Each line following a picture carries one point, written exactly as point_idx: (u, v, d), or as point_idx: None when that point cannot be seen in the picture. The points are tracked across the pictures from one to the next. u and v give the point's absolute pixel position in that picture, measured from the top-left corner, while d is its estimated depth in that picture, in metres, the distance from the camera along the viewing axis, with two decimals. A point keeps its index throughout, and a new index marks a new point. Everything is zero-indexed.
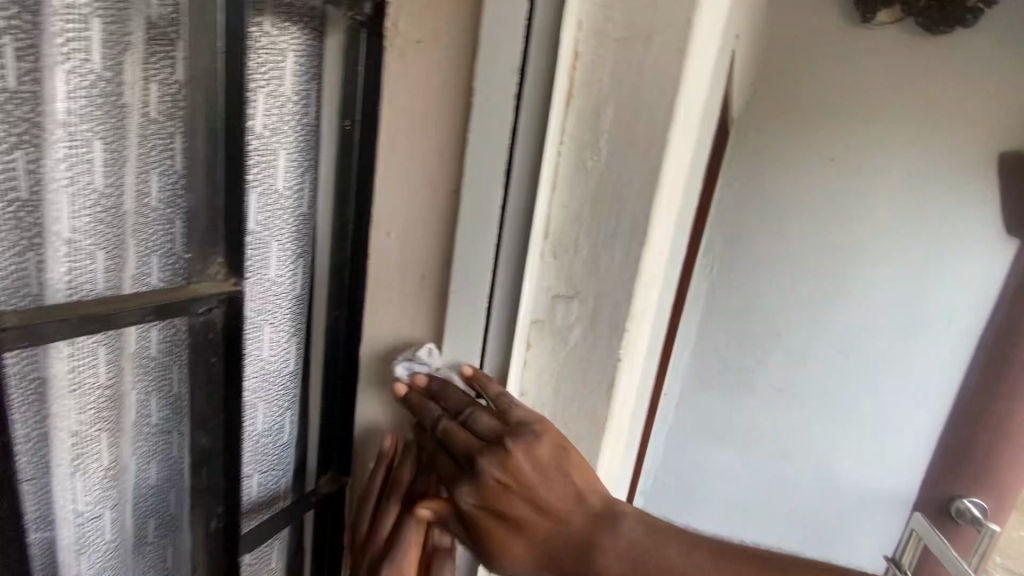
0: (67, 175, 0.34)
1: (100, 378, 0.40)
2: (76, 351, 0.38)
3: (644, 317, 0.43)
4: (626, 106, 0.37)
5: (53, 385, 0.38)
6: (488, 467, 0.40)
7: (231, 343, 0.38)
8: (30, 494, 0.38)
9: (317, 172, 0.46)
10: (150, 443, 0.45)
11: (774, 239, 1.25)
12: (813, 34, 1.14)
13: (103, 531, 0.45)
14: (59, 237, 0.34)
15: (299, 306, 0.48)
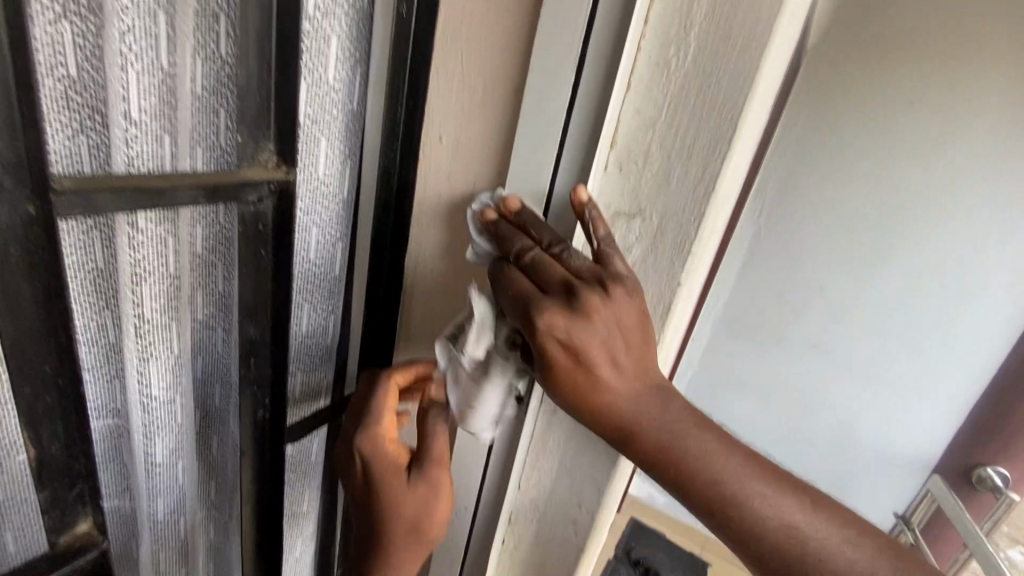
0: (128, 50, 0.32)
1: (163, 268, 0.44)
2: (140, 237, 0.41)
3: (710, 240, 0.40)
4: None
5: (122, 279, 0.41)
6: (586, 294, 0.36)
7: (279, 237, 0.38)
8: (98, 381, 0.43)
9: (369, 65, 0.43)
10: (197, 336, 0.50)
11: (833, 188, 1.16)
12: None
13: (167, 410, 0.50)
14: (122, 120, 0.32)
15: (346, 210, 0.47)
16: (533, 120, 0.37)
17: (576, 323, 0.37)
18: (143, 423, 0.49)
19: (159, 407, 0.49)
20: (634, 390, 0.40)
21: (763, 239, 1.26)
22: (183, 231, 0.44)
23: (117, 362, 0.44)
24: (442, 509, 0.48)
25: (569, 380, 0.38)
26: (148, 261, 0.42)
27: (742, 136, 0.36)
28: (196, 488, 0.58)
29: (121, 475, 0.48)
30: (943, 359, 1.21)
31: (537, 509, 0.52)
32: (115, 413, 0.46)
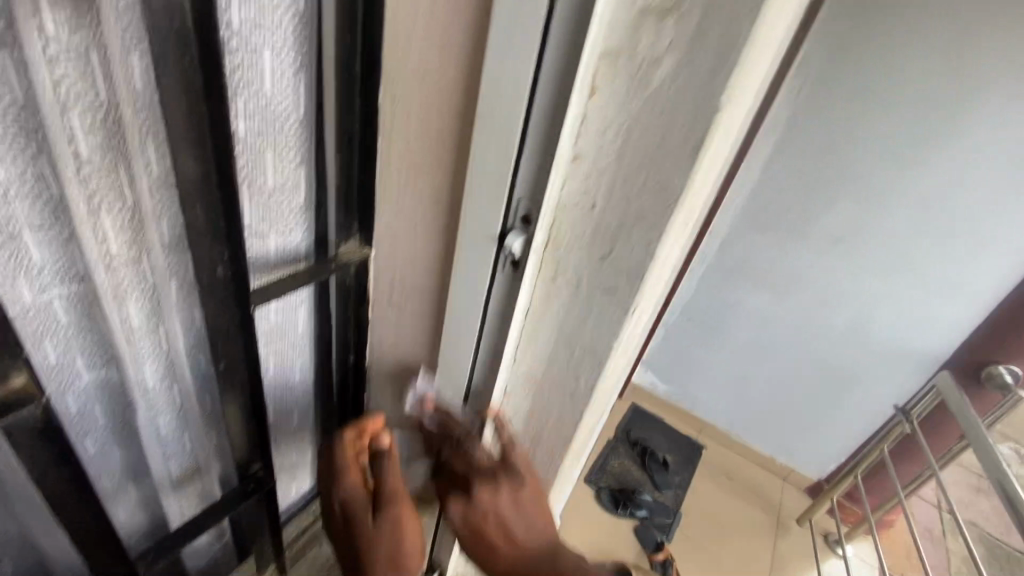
0: None
1: (94, 95, 0.35)
2: (55, 51, 0.32)
3: (767, 58, 0.31)
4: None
5: (43, 108, 0.33)
6: (479, 486, 0.47)
7: (207, 40, 0.30)
8: (42, 237, 0.37)
9: None
10: (165, 194, 0.41)
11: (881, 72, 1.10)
12: None
13: (137, 274, 0.44)
14: None
15: (305, 30, 0.38)
16: None
17: (469, 506, 0.48)
18: (112, 286, 0.43)
19: (125, 265, 0.43)
20: (529, 547, 0.47)
21: (794, 130, 1.23)
22: (113, 50, 0.34)
23: (61, 216, 0.37)
24: (412, 547, 0.48)
25: (472, 541, 0.48)
26: (74, 82, 0.34)
27: None
28: (195, 371, 0.53)
29: (101, 345, 0.45)
30: (978, 259, 1.15)
31: (531, 385, 0.49)
32: (77, 276, 0.40)
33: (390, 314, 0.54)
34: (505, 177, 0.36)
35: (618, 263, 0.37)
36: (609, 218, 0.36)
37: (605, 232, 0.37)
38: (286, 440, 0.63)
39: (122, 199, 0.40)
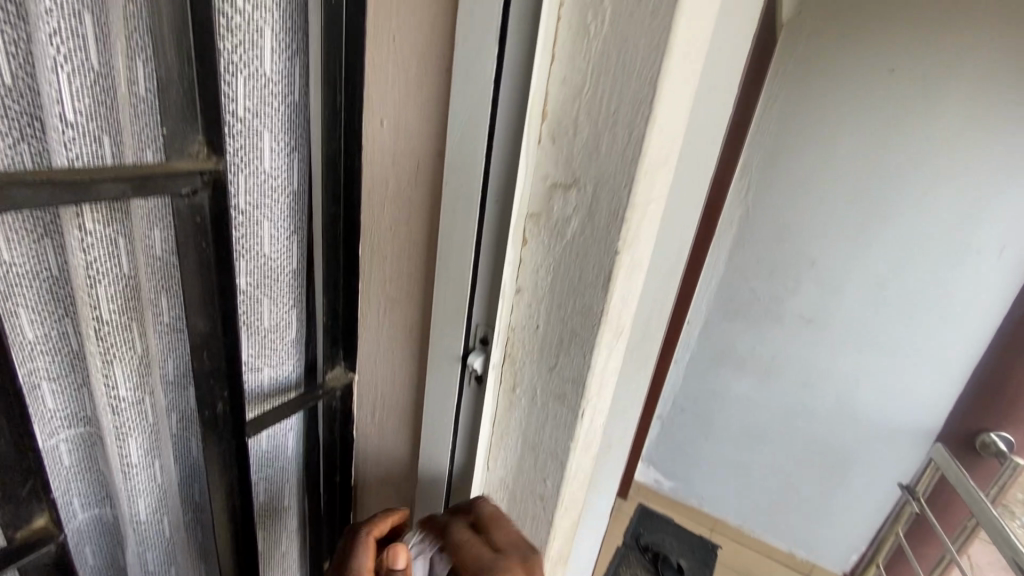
0: (60, 53, 0.33)
1: (119, 269, 0.42)
2: (90, 239, 0.40)
3: (655, 210, 0.40)
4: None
5: (73, 279, 0.41)
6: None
7: (219, 227, 0.39)
8: (59, 387, 0.43)
9: (307, 56, 0.43)
10: (166, 339, 0.47)
11: (797, 184, 1.58)
12: (815, 55, 1.47)
13: (139, 415, 0.48)
14: (57, 118, 0.34)
15: (299, 203, 0.47)
16: (465, 88, 0.38)
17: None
18: (116, 427, 0.47)
19: (129, 407, 0.47)
20: None
21: None
22: (138, 228, 0.42)
23: (76, 366, 0.44)
24: None
25: None
26: (102, 261, 0.41)
27: (671, 96, 0.35)
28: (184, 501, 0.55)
29: (98, 481, 0.50)
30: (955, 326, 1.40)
31: (505, 490, 0.52)
32: (85, 419, 0.46)
33: (374, 432, 0.59)
34: (463, 307, 0.44)
35: (562, 373, 0.44)
36: (550, 337, 0.43)
37: (550, 348, 0.43)
38: (276, 568, 0.63)
39: (133, 347, 0.46)
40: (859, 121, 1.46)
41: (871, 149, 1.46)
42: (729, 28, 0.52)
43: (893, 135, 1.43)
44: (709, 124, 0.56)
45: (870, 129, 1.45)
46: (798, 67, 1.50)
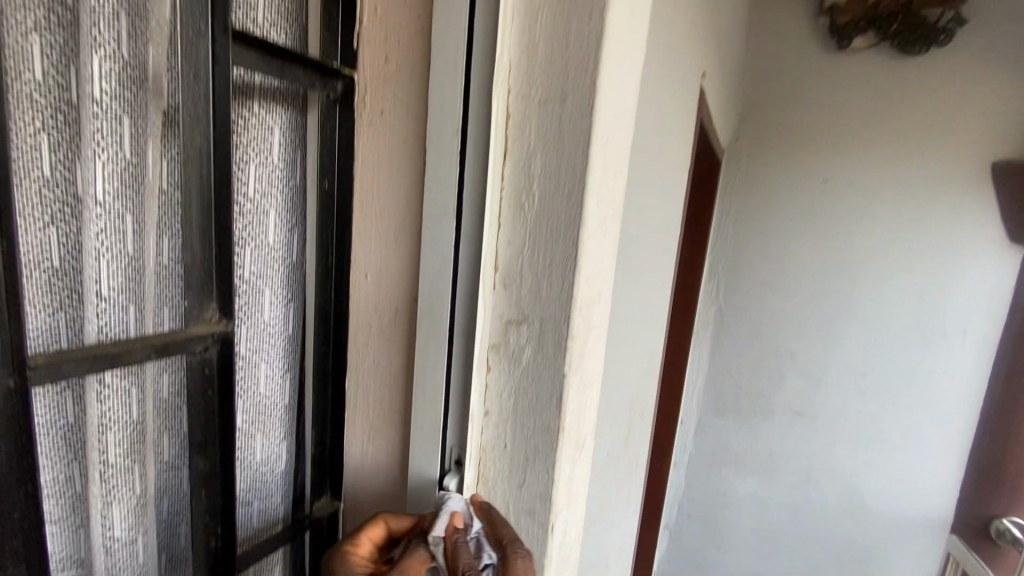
0: (101, 244, 0.42)
1: (129, 415, 0.46)
2: (107, 390, 0.44)
3: (594, 336, 0.49)
4: (552, 132, 0.42)
5: (85, 426, 0.43)
6: None
7: (224, 379, 0.46)
8: (58, 533, 0.44)
9: (304, 227, 0.53)
10: (165, 476, 0.50)
11: (758, 267, 1.89)
12: (762, 154, 1.83)
13: (131, 555, 0.50)
14: (94, 295, 0.41)
15: (292, 346, 0.55)
16: (431, 250, 0.47)
17: None
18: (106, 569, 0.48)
19: (122, 547, 0.49)
20: None
21: None
22: (147, 375, 0.45)
23: (79, 509, 0.45)
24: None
25: None
26: (116, 409, 0.45)
27: (591, 250, 0.44)
28: None
29: None
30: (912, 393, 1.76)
31: None
32: (80, 560, 0.46)
33: None
34: (438, 434, 0.49)
35: (530, 489, 0.48)
36: (517, 454, 0.48)
37: (518, 465, 0.48)
38: None
39: (132, 488, 0.48)
40: (792, 213, 1.83)
41: (804, 235, 1.83)
42: (638, 183, 0.66)
43: (831, 216, 1.80)
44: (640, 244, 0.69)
45: (807, 216, 1.82)
46: (752, 160, 1.84)
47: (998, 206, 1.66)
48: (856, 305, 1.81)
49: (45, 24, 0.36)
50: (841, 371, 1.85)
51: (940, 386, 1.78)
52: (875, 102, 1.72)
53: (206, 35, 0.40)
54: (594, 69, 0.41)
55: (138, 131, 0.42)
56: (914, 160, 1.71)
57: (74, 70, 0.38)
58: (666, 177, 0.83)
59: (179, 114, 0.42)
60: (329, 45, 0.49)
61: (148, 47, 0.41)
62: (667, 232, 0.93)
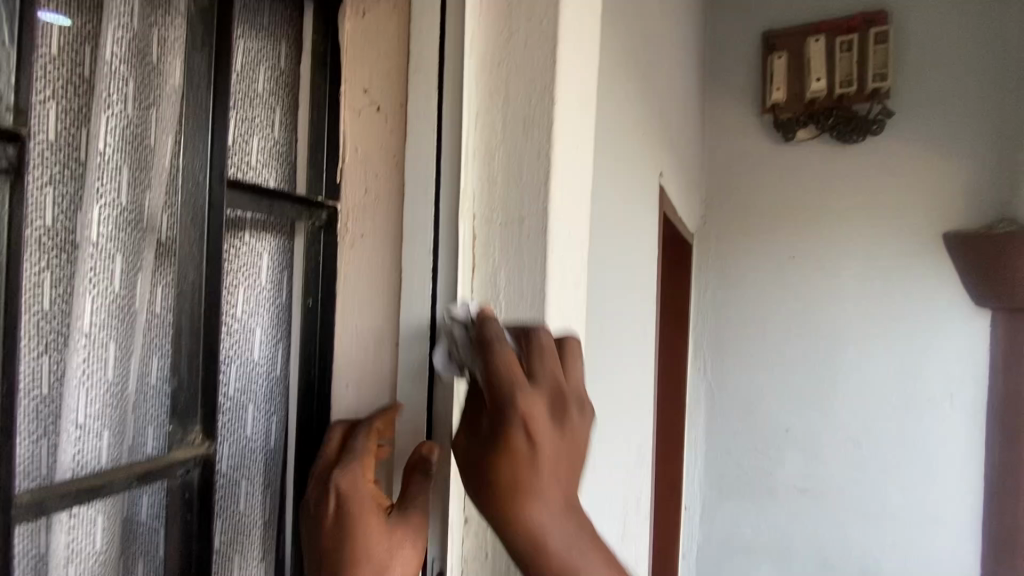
0: (85, 371, 0.43)
1: (96, 546, 0.44)
2: (76, 520, 0.42)
3: None
4: (512, 257, 0.50)
5: (51, 560, 0.41)
6: (535, 410, 0.42)
7: (204, 501, 0.47)
8: None
9: (287, 342, 0.56)
10: None
11: (739, 339, 1.95)
12: (732, 231, 1.95)
13: None
14: (73, 422, 0.42)
15: (274, 460, 0.55)
16: (410, 360, 0.53)
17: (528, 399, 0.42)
18: None
19: None
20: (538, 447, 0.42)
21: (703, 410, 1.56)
22: (125, 499, 0.45)
23: None
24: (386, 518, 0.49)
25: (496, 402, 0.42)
26: (81, 540, 0.43)
27: None
28: None
29: None
30: (902, 459, 1.78)
31: None
32: None
33: None
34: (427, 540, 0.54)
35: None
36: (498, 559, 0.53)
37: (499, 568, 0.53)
38: None
39: None
40: (765, 286, 1.92)
41: (779, 308, 1.90)
42: (604, 270, 0.72)
43: (803, 287, 1.88)
44: (608, 325, 0.75)
45: (780, 289, 1.90)
46: (722, 237, 1.96)
47: (957, 273, 1.72)
48: (839, 375, 1.84)
49: (57, 178, 0.41)
50: (835, 441, 1.85)
51: (938, 452, 1.75)
52: (827, 182, 1.85)
53: (204, 183, 0.45)
54: (544, 200, 0.48)
55: (130, 266, 0.45)
56: (869, 235, 1.81)
57: (77, 215, 0.42)
58: (636, 256, 0.91)
59: (175, 248, 0.46)
60: (314, 180, 0.55)
61: (148, 192, 0.46)
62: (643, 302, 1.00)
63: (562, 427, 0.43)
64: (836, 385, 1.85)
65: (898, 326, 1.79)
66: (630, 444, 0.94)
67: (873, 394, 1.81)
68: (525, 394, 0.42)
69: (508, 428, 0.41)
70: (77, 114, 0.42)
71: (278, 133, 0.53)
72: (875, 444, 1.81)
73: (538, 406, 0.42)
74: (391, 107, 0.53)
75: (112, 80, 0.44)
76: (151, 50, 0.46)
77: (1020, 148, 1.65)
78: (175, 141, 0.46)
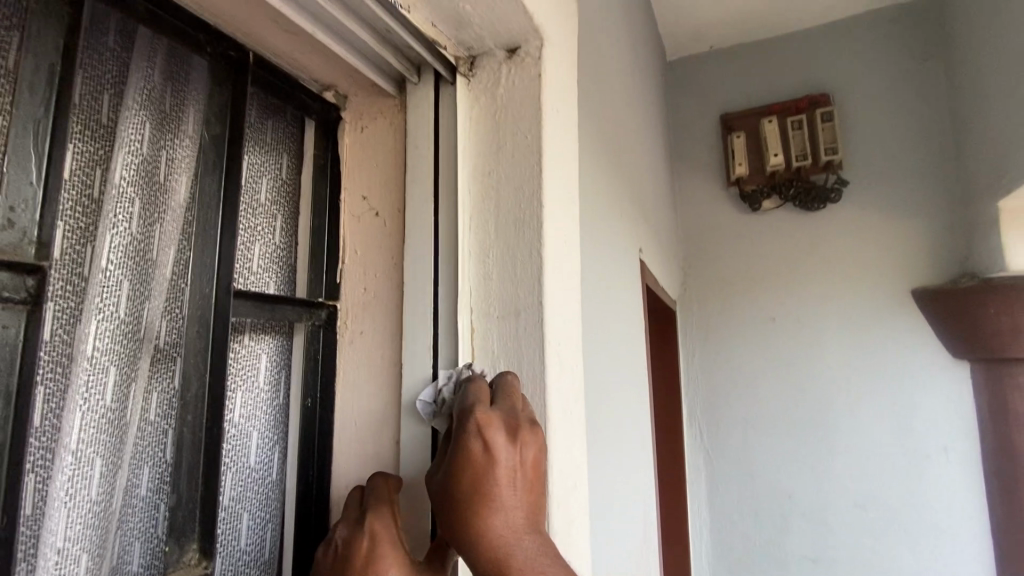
0: (68, 490, 0.40)
1: None
2: None
3: (572, 527, 0.52)
4: (510, 347, 0.51)
5: None
6: (493, 431, 0.42)
7: None
8: None
9: (285, 442, 0.55)
10: None
11: (732, 402, 1.95)
12: (713, 296, 2.01)
13: None
14: (53, 547, 0.39)
15: (268, 574, 0.53)
16: (411, 456, 0.52)
17: (487, 424, 0.42)
18: None
19: None
20: (497, 472, 0.41)
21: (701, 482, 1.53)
22: None
23: None
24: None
25: (458, 436, 0.43)
26: None
27: (558, 449, 0.51)
28: None
29: None
30: (909, 522, 1.74)
31: None
32: None
33: None
34: None
35: None
36: None
37: None
38: None
39: None
40: (751, 348, 1.95)
41: (767, 369, 1.92)
42: (597, 348, 0.75)
43: (787, 348, 1.91)
44: (605, 402, 0.76)
45: (765, 351, 1.94)
46: (704, 303, 2.02)
47: (931, 327, 1.78)
48: (835, 437, 1.83)
49: (59, 295, 0.40)
50: (839, 505, 1.80)
51: (944, 510, 1.72)
52: (797, 247, 1.95)
53: (211, 294, 0.48)
54: (538, 293, 0.51)
55: (124, 377, 0.44)
56: (843, 294, 1.88)
57: (76, 330, 0.41)
58: (626, 328, 0.94)
59: (176, 356, 0.47)
60: (314, 280, 0.57)
61: (147, 304, 0.45)
62: (636, 374, 1.02)
63: (522, 454, 0.43)
64: (833, 444, 1.83)
65: (884, 383, 1.81)
66: (636, 523, 0.92)
67: (871, 454, 1.80)
68: (480, 408, 0.43)
69: (463, 445, 0.42)
70: (83, 233, 0.42)
71: (279, 238, 0.56)
72: (881, 506, 1.77)
73: (494, 419, 0.43)
74: (389, 212, 0.57)
75: (119, 200, 0.44)
76: (159, 170, 0.47)
77: (968, 208, 1.77)
78: (178, 255, 0.47)
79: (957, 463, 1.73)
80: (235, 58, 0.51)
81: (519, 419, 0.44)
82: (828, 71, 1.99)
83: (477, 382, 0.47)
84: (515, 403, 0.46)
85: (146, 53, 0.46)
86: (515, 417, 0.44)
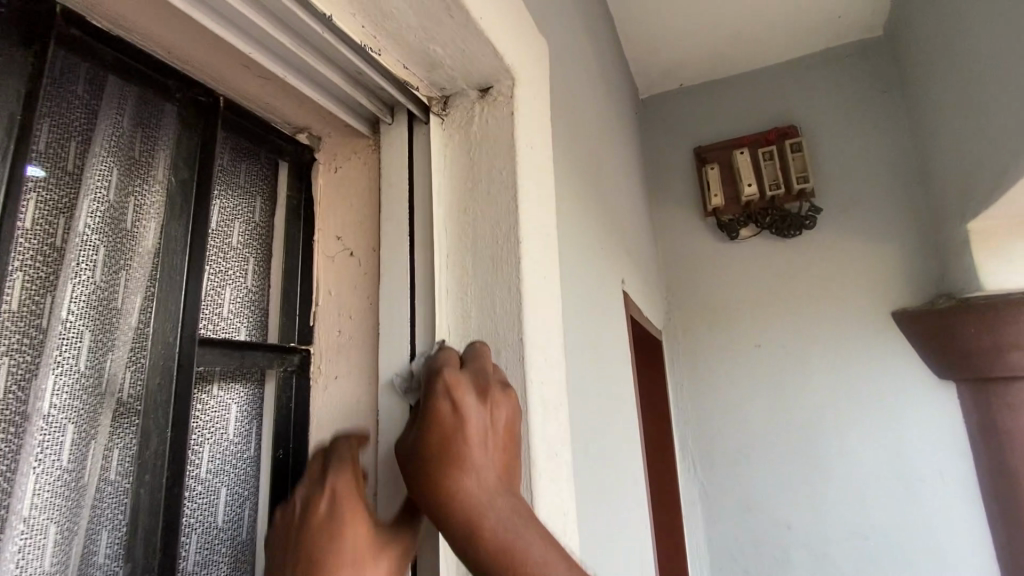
0: (17, 563, 0.37)
1: None
2: None
3: None
4: None
5: None
6: (461, 392, 0.41)
7: None
8: None
9: (256, 498, 0.52)
10: None
11: (723, 434, 1.92)
12: (698, 326, 2.02)
13: None
14: None
15: None
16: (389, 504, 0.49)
17: (454, 385, 0.42)
18: None
19: None
20: (466, 427, 0.40)
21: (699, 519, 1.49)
22: None
23: None
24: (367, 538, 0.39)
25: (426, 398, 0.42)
26: None
27: (544, 490, 0.48)
28: None
29: None
30: (911, 550, 1.71)
31: None
32: None
33: None
34: None
35: None
36: None
37: None
38: None
39: None
40: (739, 377, 1.95)
41: (757, 398, 1.91)
42: (583, 385, 0.73)
43: (774, 376, 1.91)
44: (593, 442, 0.74)
45: (753, 379, 1.93)
46: (689, 333, 2.02)
47: (913, 348, 1.80)
48: (830, 465, 1.81)
49: (14, 349, 0.38)
50: (840, 535, 1.76)
51: (944, 535, 1.70)
52: (777, 275, 1.98)
53: (176, 343, 0.46)
54: (518, 328, 0.49)
55: (82, 436, 0.41)
56: (826, 320, 1.90)
57: (31, 386, 0.38)
58: (612, 363, 0.93)
59: (140, 411, 0.44)
60: (286, 326, 0.55)
61: (109, 356, 0.43)
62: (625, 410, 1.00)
63: (491, 414, 0.42)
64: (828, 474, 1.80)
65: (873, 407, 1.81)
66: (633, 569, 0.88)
67: (866, 481, 1.78)
68: (448, 371, 0.43)
69: (431, 408, 0.41)
70: (44, 283, 0.40)
71: (251, 283, 0.54)
72: (881, 534, 1.74)
73: (463, 382, 0.42)
74: (364, 250, 0.56)
75: (82, 248, 0.42)
76: (126, 216, 0.45)
77: (937, 231, 1.83)
78: (145, 303, 0.45)
79: (951, 486, 1.71)
80: (206, 103, 0.51)
81: (488, 381, 0.44)
82: (794, 105, 2.08)
83: (447, 352, 0.47)
84: (483, 367, 0.45)
85: (115, 100, 0.45)
86: (484, 378, 0.44)
